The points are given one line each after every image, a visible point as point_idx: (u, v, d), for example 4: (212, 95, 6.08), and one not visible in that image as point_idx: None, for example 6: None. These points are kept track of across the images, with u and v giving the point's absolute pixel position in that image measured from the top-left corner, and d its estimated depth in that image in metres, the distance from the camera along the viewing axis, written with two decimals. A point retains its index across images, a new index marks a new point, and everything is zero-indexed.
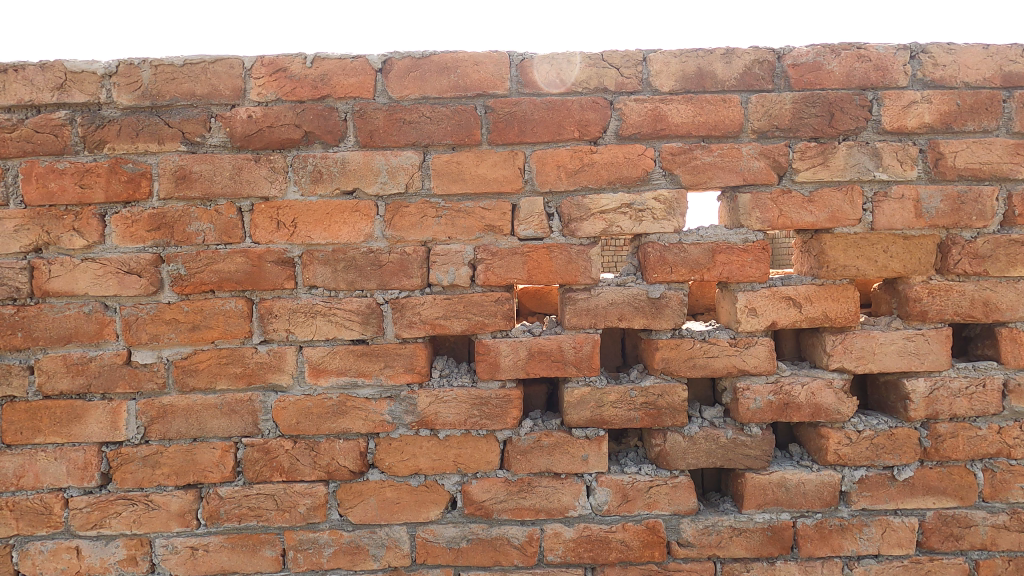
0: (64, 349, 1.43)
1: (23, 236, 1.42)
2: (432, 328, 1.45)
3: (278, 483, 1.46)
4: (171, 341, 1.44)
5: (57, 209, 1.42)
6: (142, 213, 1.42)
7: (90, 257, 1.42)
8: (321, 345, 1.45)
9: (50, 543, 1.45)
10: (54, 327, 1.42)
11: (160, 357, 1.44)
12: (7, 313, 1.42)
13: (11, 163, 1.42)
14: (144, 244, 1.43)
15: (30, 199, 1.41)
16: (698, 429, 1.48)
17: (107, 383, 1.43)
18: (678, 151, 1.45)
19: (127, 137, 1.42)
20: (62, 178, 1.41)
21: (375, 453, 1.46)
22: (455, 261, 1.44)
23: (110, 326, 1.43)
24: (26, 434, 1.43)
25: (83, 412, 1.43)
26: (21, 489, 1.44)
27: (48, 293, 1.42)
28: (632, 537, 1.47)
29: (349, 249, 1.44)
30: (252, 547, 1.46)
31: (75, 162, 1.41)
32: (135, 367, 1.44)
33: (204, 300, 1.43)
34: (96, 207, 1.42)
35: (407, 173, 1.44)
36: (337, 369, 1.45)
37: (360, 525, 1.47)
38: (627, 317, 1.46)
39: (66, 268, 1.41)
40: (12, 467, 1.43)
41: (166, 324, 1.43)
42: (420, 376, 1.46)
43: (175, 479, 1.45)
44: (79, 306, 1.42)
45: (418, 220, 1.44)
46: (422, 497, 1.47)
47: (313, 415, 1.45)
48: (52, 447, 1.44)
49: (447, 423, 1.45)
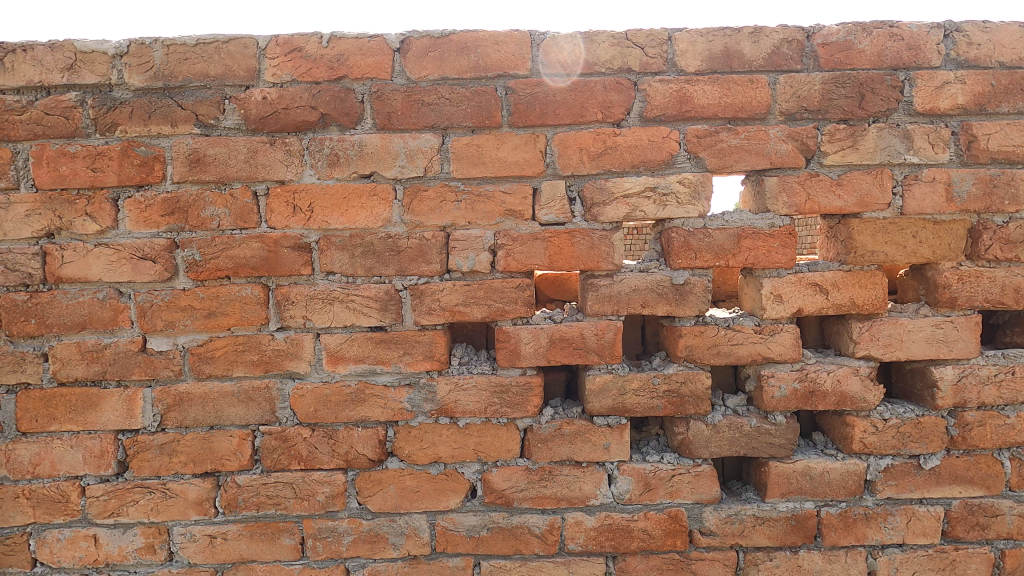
0: (78, 336, 1.41)
1: (35, 221, 1.39)
2: (451, 315, 1.42)
3: (297, 471, 1.44)
4: (187, 328, 1.41)
5: (69, 193, 1.39)
6: (155, 198, 1.39)
7: (103, 243, 1.39)
8: (338, 331, 1.43)
9: (68, 531, 1.43)
10: (67, 314, 1.40)
11: (176, 344, 1.42)
12: (20, 300, 1.39)
13: (21, 146, 1.39)
14: (159, 229, 1.40)
15: (41, 183, 1.38)
16: (722, 417, 1.45)
17: (122, 371, 1.41)
18: (704, 134, 1.41)
19: (140, 120, 1.38)
20: (73, 162, 1.38)
21: (394, 442, 1.45)
22: (475, 246, 1.42)
23: (125, 313, 1.41)
24: (41, 422, 1.41)
25: (98, 399, 1.42)
26: (37, 477, 1.42)
27: (61, 279, 1.40)
28: (654, 526, 1.45)
29: (367, 234, 1.41)
30: (271, 535, 1.45)
31: (87, 145, 1.38)
32: (151, 354, 1.41)
33: (220, 287, 1.41)
34: (109, 191, 1.39)
35: (426, 157, 1.41)
36: (355, 356, 1.43)
37: (379, 514, 1.45)
38: (650, 303, 1.43)
39: (79, 253, 1.39)
40: (28, 454, 1.42)
41: (181, 311, 1.41)
42: (439, 364, 1.44)
43: (193, 467, 1.43)
44: (92, 293, 1.40)
45: (437, 204, 1.41)
46: (441, 485, 1.45)
47: (332, 403, 1.43)
48: (68, 435, 1.42)
49: (467, 411, 1.43)
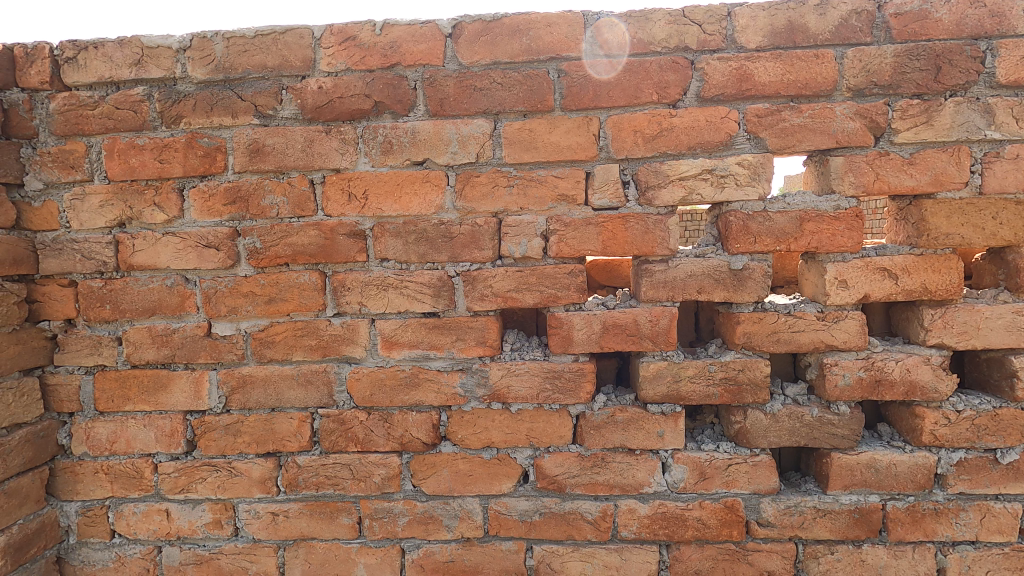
0: (149, 321, 1.48)
1: (108, 211, 1.46)
2: (504, 301, 1.42)
3: (354, 453, 1.48)
4: (249, 314, 1.46)
5: (138, 184, 1.45)
6: (218, 187, 1.44)
7: (171, 231, 1.45)
8: (393, 317, 1.45)
9: (143, 505, 1.51)
10: (139, 299, 1.46)
11: (238, 329, 1.47)
12: (96, 286, 1.47)
13: (94, 140, 1.45)
14: (222, 218, 1.45)
15: (114, 175, 1.44)
16: (781, 406, 1.41)
17: (190, 354, 1.47)
18: (765, 113, 1.36)
19: (202, 112, 1.43)
20: (142, 154, 1.43)
21: (447, 426, 1.46)
22: (527, 232, 1.41)
23: (191, 299, 1.46)
24: (117, 402, 1.49)
25: (168, 381, 1.48)
26: (114, 454, 1.51)
27: (132, 266, 1.46)
28: (709, 515, 1.43)
29: (421, 220, 1.42)
30: (330, 514, 1.49)
31: (154, 137, 1.44)
32: (215, 339, 1.47)
33: (279, 273, 1.45)
34: (175, 182, 1.45)
35: (479, 142, 1.40)
36: (409, 341, 1.45)
37: (434, 496, 1.48)
38: (706, 289, 1.40)
39: (148, 242, 1.45)
40: (105, 432, 1.50)
41: (243, 297, 1.45)
42: (492, 350, 1.44)
43: (256, 447, 1.49)
44: (161, 280, 1.46)
45: (490, 190, 1.41)
46: (494, 470, 1.46)
47: (387, 387, 1.46)
48: (141, 414, 1.50)
49: (520, 397, 1.43)
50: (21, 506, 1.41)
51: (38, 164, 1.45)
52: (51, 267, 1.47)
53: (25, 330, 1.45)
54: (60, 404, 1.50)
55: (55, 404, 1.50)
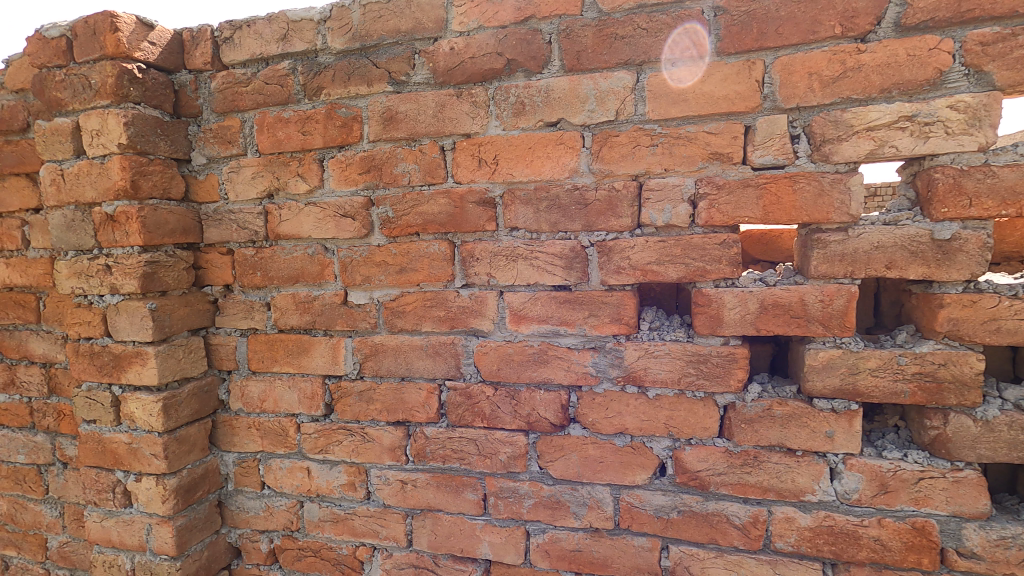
0: (293, 288, 1.54)
1: (259, 182, 1.53)
2: (643, 275, 1.28)
3: (480, 429, 1.44)
4: (381, 283, 1.47)
5: (284, 156, 1.51)
6: (354, 156, 1.45)
7: (312, 201, 1.49)
8: (522, 290, 1.37)
9: (287, 462, 1.61)
10: (285, 267, 1.54)
11: (372, 298, 1.49)
12: (249, 254, 1.56)
13: (247, 115, 1.54)
14: (357, 187, 1.46)
15: (264, 148, 1.52)
16: (998, 413, 1.12)
17: (328, 321, 1.52)
18: (993, 39, 1.06)
19: (341, 82, 1.44)
20: (287, 127, 1.49)
21: (577, 408, 1.37)
22: (673, 197, 1.25)
23: (330, 268, 1.50)
24: (266, 363, 1.59)
25: (309, 346, 1.55)
26: (264, 412, 1.61)
27: (279, 236, 1.53)
28: (891, 537, 1.19)
29: (553, 186, 1.32)
30: (456, 488, 1.47)
31: (298, 110, 1.48)
32: (351, 307, 1.50)
33: (410, 243, 1.43)
34: (316, 153, 1.49)
35: (619, 98, 1.27)
36: (538, 316, 1.36)
37: (561, 481, 1.39)
38: (899, 264, 1.14)
39: (293, 212, 1.51)
40: (257, 391, 1.61)
41: (377, 266, 1.46)
42: (628, 328, 1.32)
43: (387, 415, 1.50)
44: (304, 249, 1.52)
45: (630, 150, 1.27)
46: (627, 459, 1.34)
47: (515, 362, 1.39)
48: (286, 376, 1.58)
49: (658, 381, 1.30)
50: (189, 452, 1.56)
51: (203, 140, 1.57)
52: (213, 236, 1.59)
53: (192, 293, 1.59)
54: (220, 363, 1.64)
55: (216, 362, 1.64)
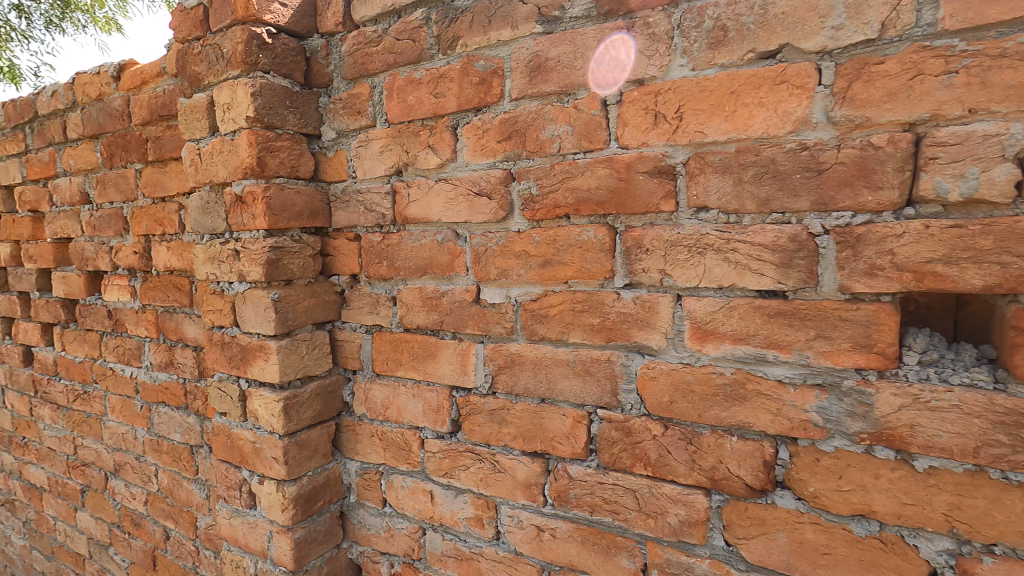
0: (420, 281, 1.31)
1: (388, 157, 1.31)
2: (916, 280, 0.82)
3: (641, 478, 1.08)
4: (520, 278, 1.17)
5: (414, 125, 1.26)
6: (493, 120, 1.15)
7: (443, 178, 1.23)
8: (710, 295, 0.98)
9: (410, 480, 1.40)
10: (412, 256, 1.31)
11: (509, 297, 1.20)
12: (376, 241, 1.36)
13: (377, 80, 1.32)
14: (496, 159, 1.16)
15: (392, 117, 1.29)
16: None
17: (458, 322, 1.26)
18: None
19: (480, 27, 1.15)
20: (418, 89, 1.23)
21: (789, 470, 0.95)
22: (982, 156, 0.77)
23: (461, 258, 1.24)
24: (390, 366, 1.39)
25: (436, 350, 1.31)
26: (388, 420, 1.42)
27: (407, 219, 1.31)
28: None
29: (766, 146, 0.90)
30: (606, 549, 1.13)
31: (430, 68, 1.22)
32: (484, 307, 1.23)
33: (557, 229, 1.11)
34: (448, 118, 1.21)
35: (889, 3, 0.81)
36: (734, 333, 0.96)
37: (759, 568, 0.99)
38: None
39: (422, 191, 1.27)
40: (380, 397, 1.42)
41: (515, 258, 1.16)
42: (882, 360, 0.86)
43: (522, 443, 1.21)
44: (433, 235, 1.27)
45: (905, 84, 0.81)
46: (872, 558, 0.90)
47: (695, 395, 1.00)
48: (411, 383, 1.36)
49: (935, 448, 0.83)
50: (311, 458, 1.42)
51: (333, 112, 1.40)
52: (341, 220, 1.42)
53: (319, 283, 1.44)
54: (346, 361, 1.48)
55: (342, 359, 1.48)
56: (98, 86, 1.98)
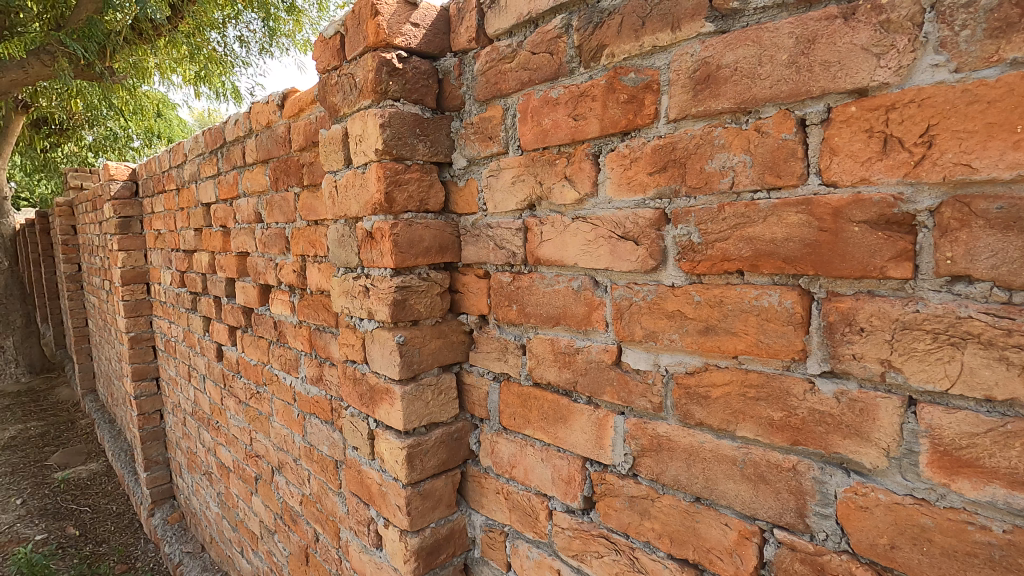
0: (552, 332, 1.13)
1: (519, 189, 1.15)
2: None
3: None
4: (673, 345, 0.92)
5: (550, 152, 1.08)
6: (643, 147, 0.92)
7: (581, 216, 1.04)
8: (967, 408, 0.66)
9: (536, 552, 1.23)
10: (543, 303, 1.13)
11: (657, 366, 0.96)
12: (505, 282, 1.21)
13: (510, 101, 1.15)
14: (645, 195, 0.93)
15: (526, 143, 1.12)
16: None
17: (594, 386, 1.06)
18: None
19: (631, 32, 0.92)
20: (555, 111, 1.04)
21: None
22: None
23: (599, 311, 1.03)
24: (518, 421, 1.23)
25: (568, 414, 1.11)
26: (514, 480, 1.27)
27: (539, 260, 1.13)
28: None
29: None
30: None
31: (570, 85, 1.02)
32: (625, 373, 1.01)
33: (726, 288, 0.85)
34: (590, 144, 1.01)
35: None
36: (1012, 469, 0.62)
37: None
38: None
39: (556, 229, 1.08)
40: (507, 453, 1.27)
41: (667, 319, 0.92)
42: None
43: (669, 546, 0.97)
44: (568, 280, 1.08)
45: None
46: None
47: (933, 548, 0.69)
48: (539, 445, 1.19)
49: None
50: (434, 509, 1.33)
51: (464, 138, 1.28)
52: (470, 255, 1.30)
53: (447, 322, 1.33)
54: (472, 407, 1.36)
55: (469, 405, 1.37)
56: (267, 114, 2.11)
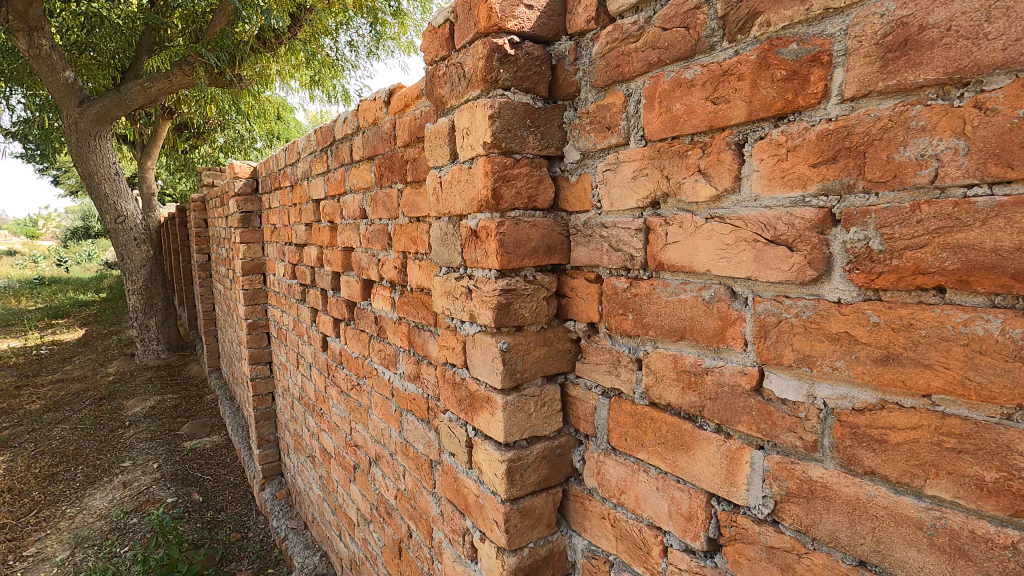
0: (675, 347, 0.99)
1: (641, 185, 1.02)
2: None
3: None
4: (836, 373, 0.76)
5: (681, 142, 0.94)
6: (805, 133, 0.77)
7: (718, 215, 0.89)
8: None
9: None
10: (666, 314, 1.00)
11: (812, 397, 0.80)
12: (620, 288, 1.09)
13: (633, 86, 1.03)
14: (805, 190, 0.78)
15: (652, 132, 0.99)
16: None
17: (726, 413, 0.91)
18: None
19: None
20: (690, 95, 0.91)
21: None
22: None
23: (737, 327, 0.88)
24: (630, 443, 1.11)
25: (692, 441, 0.97)
26: (622, 506, 1.13)
27: (662, 265, 1.00)
28: None
29: None
30: None
31: (709, 63, 0.88)
32: (768, 401, 0.85)
33: (917, 310, 0.67)
34: (732, 131, 0.86)
35: None
36: None
37: None
38: None
39: (686, 231, 0.94)
40: (615, 476, 1.14)
41: (830, 342, 0.76)
42: None
43: None
44: (697, 290, 0.94)
45: None
46: None
47: None
48: (654, 471, 1.05)
49: None
50: (533, 528, 1.23)
51: (578, 129, 1.17)
52: (580, 257, 1.19)
53: (552, 329, 1.23)
54: (577, 421, 1.25)
55: (573, 419, 1.26)
56: (374, 111, 2.13)
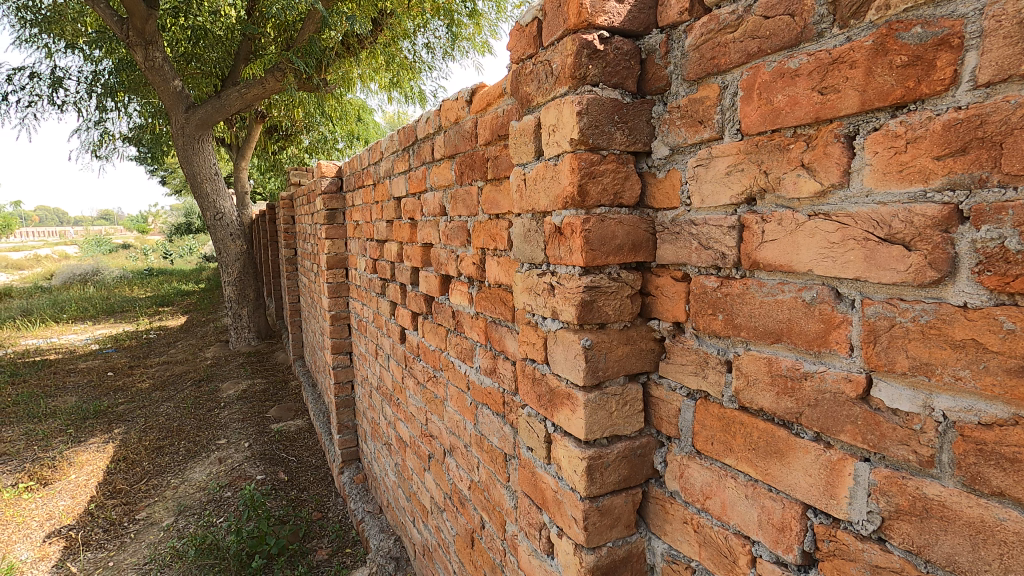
0: (770, 351, 0.95)
1: (736, 180, 0.99)
2: None
3: None
4: (959, 384, 0.70)
5: (782, 135, 0.90)
6: (928, 122, 0.71)
7: (823, 212, 0.85)
8: None
9: None
10: (760, 315, 0.96)
11: (928, 408, 0.74)
12: (710, 287, 1.05)
13: (730, 78, 0.99)
14: (927, 186, 0.72)
15: (748, 125, 0.95)
16: None
17: (827, 421, 0.86)
18: None
19: None
20: (794, 85, 0.86)
21: None
22: None
23: (841, 330, 0.83)
24: (716, 447, 1.07)
25: (787, 449, 0.93)
26: (706, 512, 1.10)
27: (757, 264, 0.96)
28: None
29: None
30: None
31: (817, 51, 0.83)
32: (877, 410, 0.80)
33: None
34: (842, 122, 0.81)
35: None
36: None
37: None
38: None
39: (785, 228, 0.90)
40: (700, 480, 1.11)
41: (952, 349, 0.71)
42: None
43: None
44: (797, 290, 0.89)
45: None
46: None
47: None
48: (744, 478, 1.01)
49: None
50: (613, 527, 1.22)
51: (668, 123, 1.14)
52: (667, 255, 1.16)
53: (636, 327, 1.22)
54: (659, 422, 1.22)
55: (655, 419, 1.23)
56: (456, 111, 2.19)
